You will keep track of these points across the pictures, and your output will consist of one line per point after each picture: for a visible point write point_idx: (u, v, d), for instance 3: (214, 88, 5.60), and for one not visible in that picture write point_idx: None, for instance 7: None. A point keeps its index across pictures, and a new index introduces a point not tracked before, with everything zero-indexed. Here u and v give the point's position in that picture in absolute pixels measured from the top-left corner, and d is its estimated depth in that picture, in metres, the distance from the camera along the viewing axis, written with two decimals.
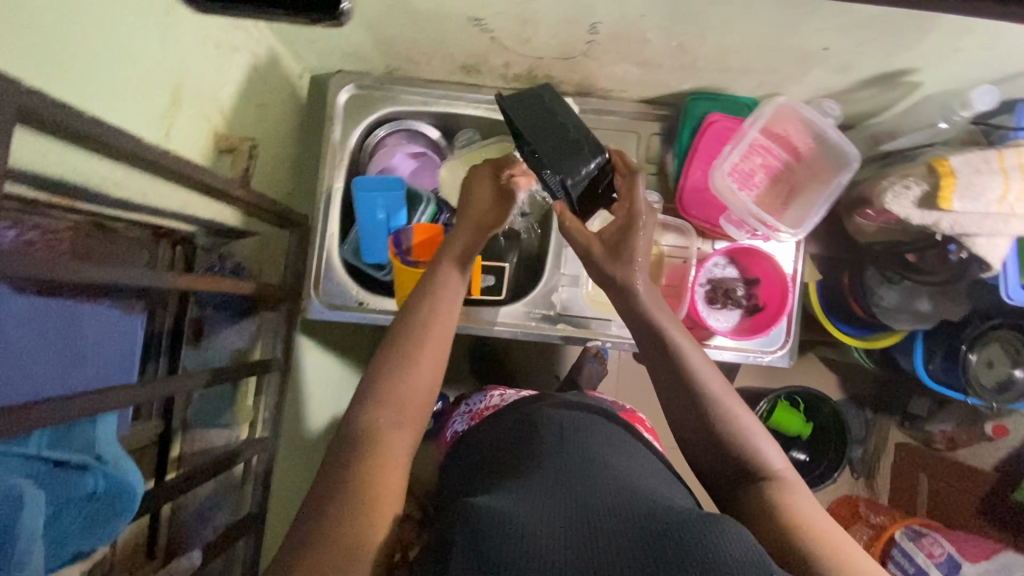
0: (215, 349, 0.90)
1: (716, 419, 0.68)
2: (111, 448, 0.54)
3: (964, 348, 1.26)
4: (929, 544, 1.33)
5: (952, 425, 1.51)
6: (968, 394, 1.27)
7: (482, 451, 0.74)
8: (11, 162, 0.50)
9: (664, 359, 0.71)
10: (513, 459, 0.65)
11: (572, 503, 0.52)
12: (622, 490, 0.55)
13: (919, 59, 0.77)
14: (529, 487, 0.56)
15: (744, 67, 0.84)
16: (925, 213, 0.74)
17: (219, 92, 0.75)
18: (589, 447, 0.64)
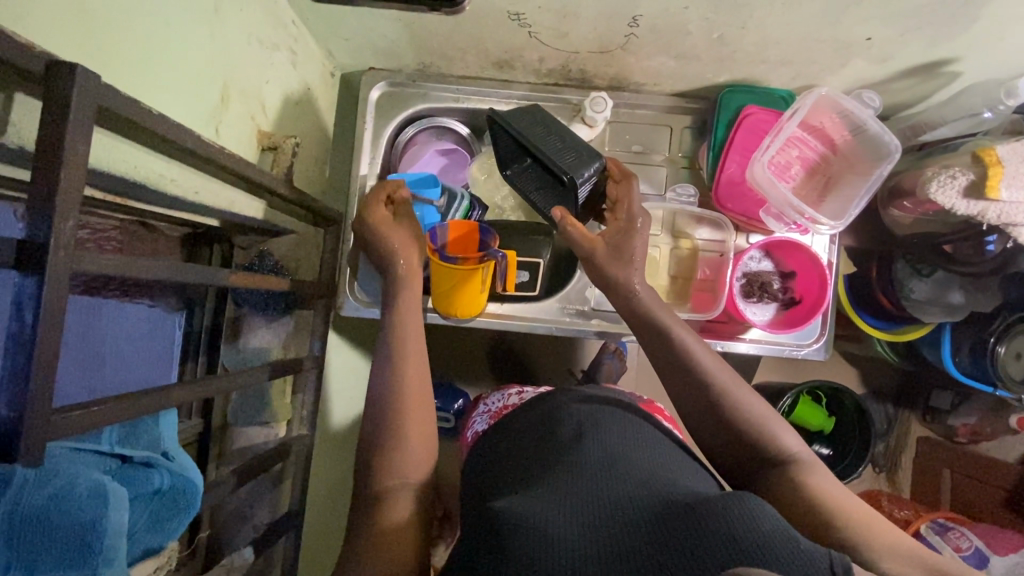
0: (252, 349, 0.90)
1: (726, 407, 0.67)
2: (174, 446, 0.54)
3: (993, 340, 1.25)
4: (956, 538, 1.32)
5: (975, 418, 1.48)
6: (997, 386, 1.26)
7: (502, 442, 0.74)
8: (91, 163, 0.50)
9: (670, 356, 0.71)
10: (534, 453, 0.65)
11: (591, 497, 0.52)
12: (640, 479, 0.55)
13: (963, 48, 0.76)
14: (547, 484, 0.56)
15: (783, 58, 0.83)
16: (971, 203, 0.74)
17: (262, 90, 0.75)
18: (608, 437, 0.63)
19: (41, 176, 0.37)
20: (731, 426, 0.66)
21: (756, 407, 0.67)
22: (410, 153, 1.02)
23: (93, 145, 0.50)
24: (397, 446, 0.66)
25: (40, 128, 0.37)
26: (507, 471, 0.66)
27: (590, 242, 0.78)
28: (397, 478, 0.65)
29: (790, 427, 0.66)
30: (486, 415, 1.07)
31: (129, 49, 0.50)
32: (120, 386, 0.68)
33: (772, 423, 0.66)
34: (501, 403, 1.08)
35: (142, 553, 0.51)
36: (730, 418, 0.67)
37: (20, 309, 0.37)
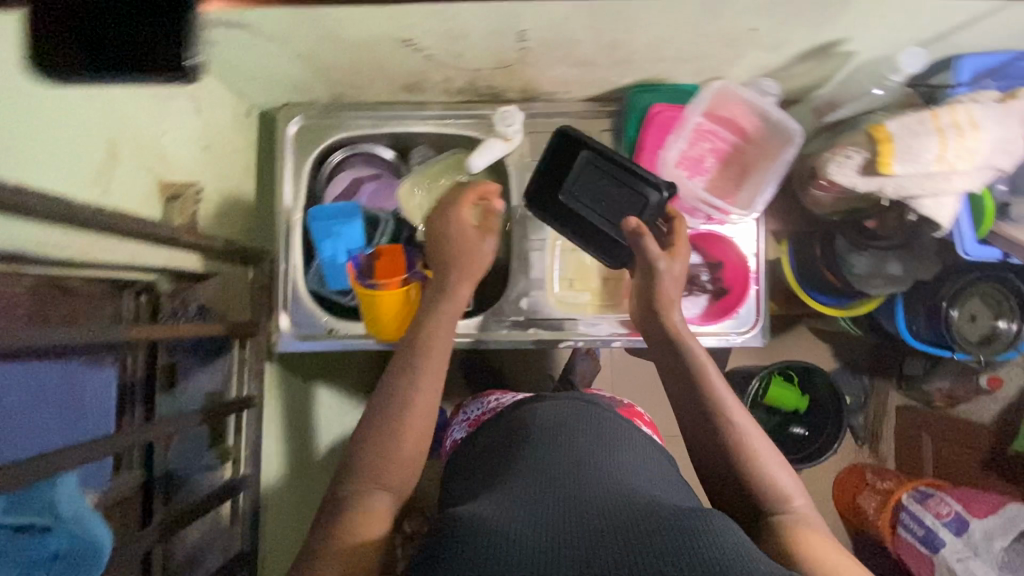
0: (188, 394, 0.91)
1: (734, 444, 0.70)
2: (74, 503, 0.54)
3: (947, 304, 1.27)
4: (936, 504, 1.32)
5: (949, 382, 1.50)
6: (956, 349, 1.30)
7: (479, 459, 0.77)
8: None
9: (688, 382, 0.75)
10: (507, 466, 0.69)
11: (566, 507, 0.57)
12: (616, 488, 0.61)
13: (846, 29, 0.77)
14: (524, 491, 0.61)
15: (679, 55, 0.84)
16: (869, 180, 0.75)
17: (161, 141, 0.75)
18: (583, 452, 0.68)
19: None
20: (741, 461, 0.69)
21: (763, 447, 0.70)
22: (335, 181, 1.03)
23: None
24: (383, 457, 0.65)
25: None
26: (485, 479, 0.70)
27: (660, 252, 0.78)
28: (377, 474, 0.65)
29: (790, 472, 0.69)
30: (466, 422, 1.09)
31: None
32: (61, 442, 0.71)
33: (776, 467, 0.68)
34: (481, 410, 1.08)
35: None
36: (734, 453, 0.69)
37: None
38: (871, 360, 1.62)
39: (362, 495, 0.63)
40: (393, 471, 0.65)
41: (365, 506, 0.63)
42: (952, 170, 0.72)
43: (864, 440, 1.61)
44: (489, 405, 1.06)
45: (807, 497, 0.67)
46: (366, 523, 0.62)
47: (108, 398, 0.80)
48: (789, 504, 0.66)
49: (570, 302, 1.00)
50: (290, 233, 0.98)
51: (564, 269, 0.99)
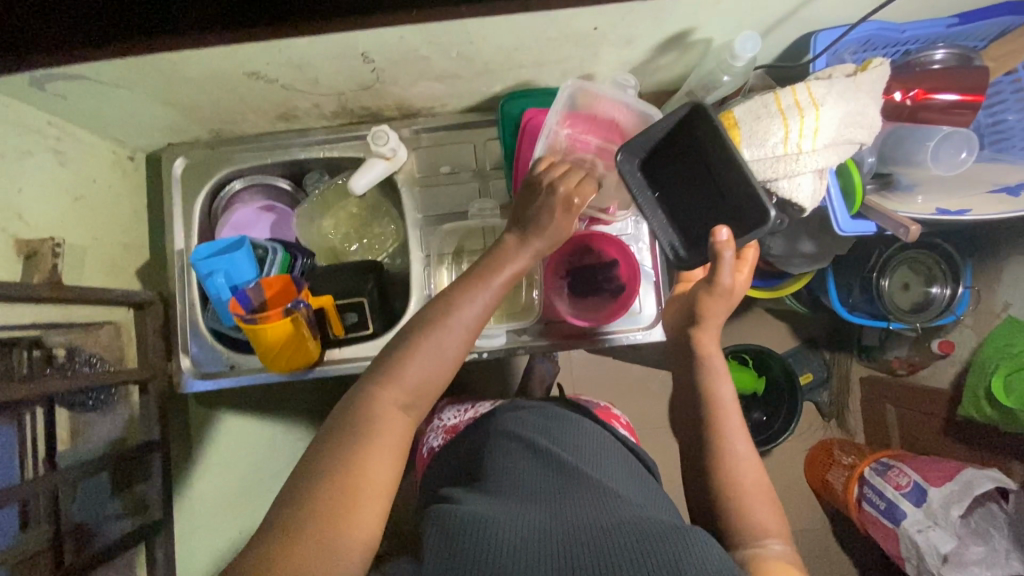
0: (90, 442, 0.91)
1: (723, 464, 0.72)
2: None
3: (876, 275, 1.28)
4: (896, 476, 1.29)
5: (906, 351, 1.47)
6: (891, 320, 1.29)
7: (469, 462, 0.85)
8: None
9: (694, 388, 0.79)
10: (497, 471, 0.76)
11: (562, 519, 0.64)
12: (606, 497, 0.68)
13: (690, 18, 0.77)
14: (526, 506, 0.68)
15: (536, 60, 0.84)
16: None
17: (16, 200, 0.75)
18: (568, 457, 0.76)
19: None
20: (727, 482, 0.71)
21: (749, 471, 0.72)
22: (232, 212, 1.04)
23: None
24: (414, 380, 0.65)
25: None
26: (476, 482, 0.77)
27: (733, 278, 0.72)
28: (402, 389, 0.64)
29: (769, 507, 0.70)
30: (442, 431, 1.07)
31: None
32: None
33: (759, 502, 0.70)
34: (459, 417, 1.07)
35: None
36: (721, 472, 0.72)
37: None
38: (827, 335, 1.61)
39: (380, 407, 0.63)
40: (417, 402, 0.65)
41: (382, 419, 0.62)
42: (799, 150, 0.71)
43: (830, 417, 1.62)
44: (469, 412, 1.05)
45: (786, 542, 0.67)
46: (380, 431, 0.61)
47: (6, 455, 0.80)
48: (763, 538, 0.67)
49: None
50: (184, 271, 0.98)
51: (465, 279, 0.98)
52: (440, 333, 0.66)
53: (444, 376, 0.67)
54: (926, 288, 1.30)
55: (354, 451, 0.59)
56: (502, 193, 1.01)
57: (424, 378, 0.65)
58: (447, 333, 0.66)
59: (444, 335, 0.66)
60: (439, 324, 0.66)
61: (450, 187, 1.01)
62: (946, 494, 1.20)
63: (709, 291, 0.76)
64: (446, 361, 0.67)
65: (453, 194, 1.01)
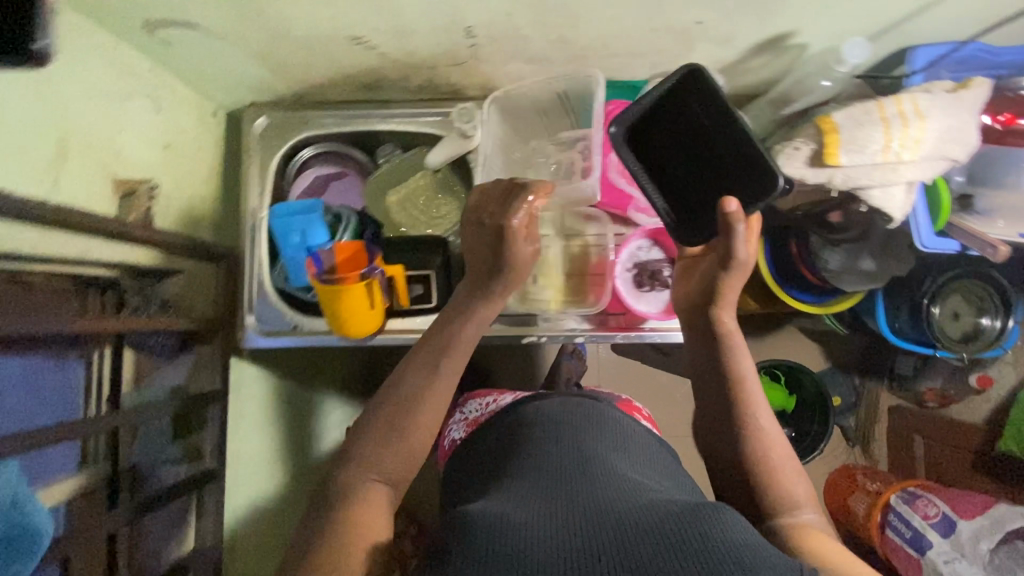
0: (152, 388, 0.91)
1: (752, 449, 0.70)
2: (25, 496, 0.58)
3: (927, 301, 1.26)
4: (924, 505, 1.27)
5: (940, 382, 1.44)
6: (938, 347, 1.27)
7: (486, 459, 0.80)
8: None
9: (707, 375, 0.76)
10: (512, 464, 0.72)
11: (574, 505, 0.58)
12: (623, 487, 0.63)
13: (793, 21, 0.77)
14: (541, 491, 0.62)
15: (630, 50, 0.85)
16: (817, 171, 0.74)
17: (117, 140, 0.77)
18: (584, 447, 0.71)
19: None
20: (756, 467, 0.69)
21: (777, 451, 0.70)
22: (303, 178, 1.05)
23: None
24: (398, 442, 0.66)
25: None
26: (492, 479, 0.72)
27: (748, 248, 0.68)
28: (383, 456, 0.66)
29: (803, 477, 0.69)
30: (464, 423, 1.01)
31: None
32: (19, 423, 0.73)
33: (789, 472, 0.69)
34: (480, 410, 1.00)
35: None
36: (749, 457, 0.70)
37: None
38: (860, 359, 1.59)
39: (364, 482, 0.64)
40: (401, 464, 0.67)
41: (366, 495, 0.63)
42: (898, 159, 0.72)
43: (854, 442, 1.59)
44: (491, 405, 0.98)
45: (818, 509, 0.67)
46: (360, 513, 0.62)
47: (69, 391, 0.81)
48: (797, 510, 0.66)
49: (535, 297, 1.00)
50: (255, 232, 1.00)
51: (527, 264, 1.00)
52: (426, 382, 0.70)
53: (430, 420, 0.69)
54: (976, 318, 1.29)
55: (342, 526, 0.60)
56: None
57: (406, 437, 0.67)
58: (434, 368, 0.70)
59: (431, 382, 0.70)
60: (428, 372, 0.70)
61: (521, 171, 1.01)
62: (977, 528, 1.19)
63: (723, 268, 0.71)
64: (428, 415, 0.68)
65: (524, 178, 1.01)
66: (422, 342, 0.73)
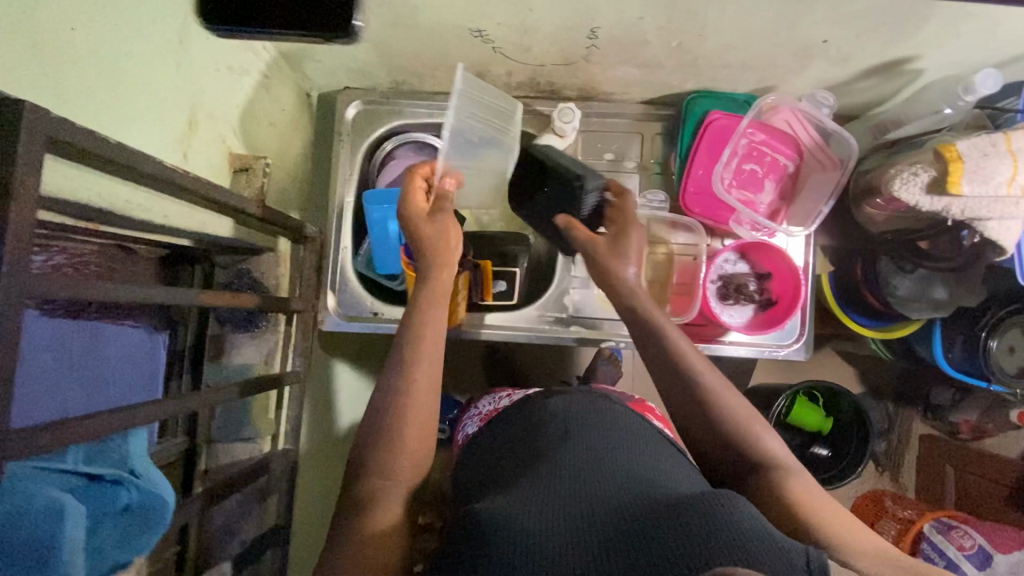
0: (235, 365, 0.92)
1: (726, 420, 0.67)
2: (143, 463, 0.56)
3: (985, 335, 1.18)
4: (959, 536, 1.21)
5: (975, 414, 1.39)
6: (991, 380, 1.19)
7: (489, 450, 0.73)
8: (47, 193, 0.49)
9: (667, 362, 0.71)
10: (513, 458, 0.65)
11: (577, 499, 0.53)
12: (623, 480, 0.56)
13: (919, 46, 0.77)
14: (538, 487, 0.56)
15: (744, 63, 0.85)
16: (935, 199, 0.75)
17: (233, 114, 0.77)
18: (588, 442, 0.63)
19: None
20: (730, 439, 0.66)
21: (746, 417, 0.66)
22: (387, 168, 1.02)
23: (42, 175, 0.48)
24: (394, 454, 0.64)
25: None
26: (496, 472, 0.65)
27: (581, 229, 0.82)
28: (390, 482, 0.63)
29: (772, 432, 0.66)
30: (478, 418, 1.00)
31: (101, 81, 0.54)
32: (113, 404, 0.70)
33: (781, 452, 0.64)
34: (494, 403, 0.99)
35: (113, 568, 0.53)
36: (723, 430, 0.66)
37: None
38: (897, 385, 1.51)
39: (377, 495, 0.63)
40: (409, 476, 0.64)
41: (386, 502, 0.62)
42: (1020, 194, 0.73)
43: (883, 466, 1.51)
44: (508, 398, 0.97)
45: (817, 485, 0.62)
46: (379, 524, 0.61)
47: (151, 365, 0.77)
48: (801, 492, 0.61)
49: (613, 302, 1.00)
50: (341, 217, 0.99)
51: None
52: (409, 382, 0.67)
53: (423, 423, 0.67)
54: None
55: (368, 544, 0.60)
56: (661, 190, 1.00)
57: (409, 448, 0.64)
58: (414, 372, 0.68)
59: (411, 382, 0.67)
60: (407, 373, 0.68)
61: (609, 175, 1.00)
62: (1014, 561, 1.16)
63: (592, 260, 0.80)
64: (418, 410, 0.66)
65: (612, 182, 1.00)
66: (395, 342, 0.72)
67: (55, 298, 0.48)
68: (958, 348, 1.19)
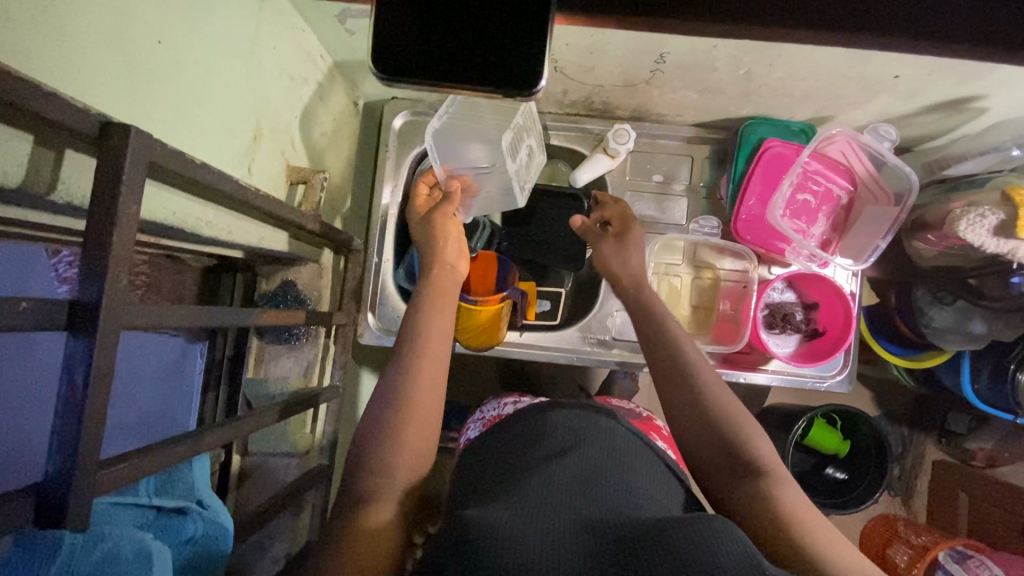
0: (274, 380, 0.89)
1: (711, 408, 0.62)
2: (207, 492, 0.55)
3: (1013, 366, 1.03)
4: (976, 567, 1.11)
5: (992, 442, 1.31)
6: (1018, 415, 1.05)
7: (481, 460, 0.64)
8: (141, 216, 0.49)
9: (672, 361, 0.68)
10: (508, 473, 0.57)
11: (566, 511, 0.47)
12: (613, 502, 0.49)
13: (989, 87, 0.76)
14: (530, 496, 0.49)
15: (808, 93, 0.84)
16: (1001, 242, 0.74)
17: (292, 126, 0.75)
18: (592, 457, 0.56)
19: (91, 239, 0.37)
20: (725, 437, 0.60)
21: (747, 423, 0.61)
22: None
23: (144, 201, 0.48)
24: (389, 459, 0.57)
25: (93, 192, 0.37)
26: (486, 486, 0.57)
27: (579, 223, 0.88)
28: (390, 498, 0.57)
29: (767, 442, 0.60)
30: (481, 423, 0.86)
31: (182, 97, 0.52)
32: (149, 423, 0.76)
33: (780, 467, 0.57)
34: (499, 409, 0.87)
35: None
36: (720, 431, 0.60)
37: (69, 371, 0.36)
38: (914, 410, 1.41)
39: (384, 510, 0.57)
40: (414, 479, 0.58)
41: (381, 500, 0.55)
42: None
43: (897, 492, 1.42)
44: (513, 405, 0.84)
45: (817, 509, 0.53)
46: (371, 523, 0.53)
47: (181, 381, 0.83)
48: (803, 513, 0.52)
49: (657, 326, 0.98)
50: (383, 230, 0.97)
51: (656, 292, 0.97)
52: (416, 376, 0.63)
53: (427, 418, 0.61)
54: None
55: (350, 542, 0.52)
56: (710, 214, 0.99)
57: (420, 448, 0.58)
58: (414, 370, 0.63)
59: (417, 377, 0.63)
60: (413, 368, 0.63)
61: (657, 197, 0.99)
62: None
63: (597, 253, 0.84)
64: (424, 409, 0.61)
65: (661, 203, 0.99)
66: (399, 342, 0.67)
67: (157, 325, 0.46)
68: (984, 375, 1.07)
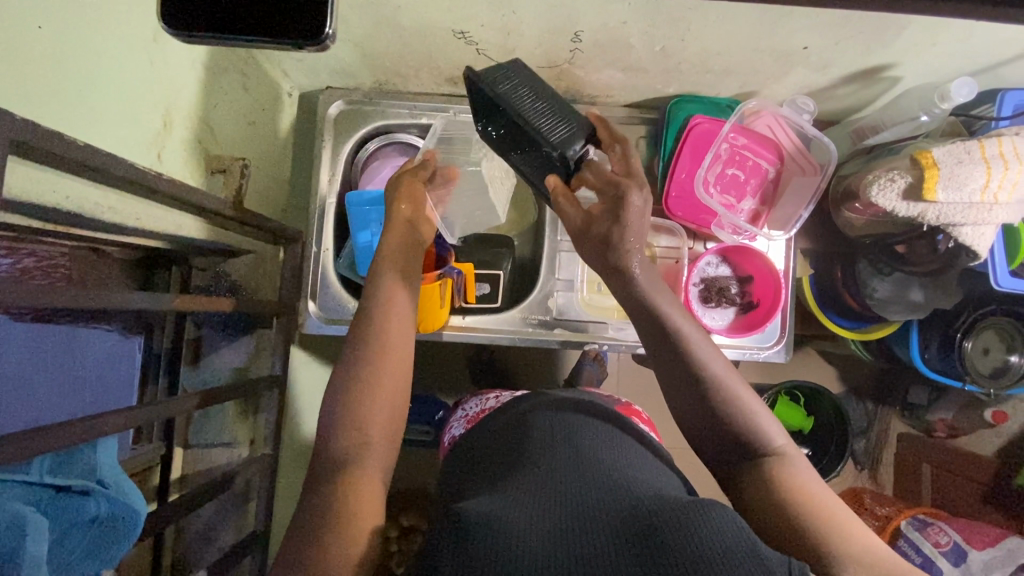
0: (214, 368, 0.93)
1: (709, 379, 0.63)
2: (110, 473, 0.61)
3: (959, 335, 1.04)
4: (935, 533, 1.10)
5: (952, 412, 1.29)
6: (965, 381, 1.04)
7: (478, 450, 0.64)
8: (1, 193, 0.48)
9: (673, 353, 0.65)
10: (503, 458, 0.57)
11: (553, 493, 0.48)
12: (608, 482, 0.50)
13: (897, 55, 0.78)
14: (520, 486, 0.49)
15: (726, 69, 0.85)
16: (911, 205, 0.77)
17: (210, 115, 0.76)
18: (581, 445, 0.56)
19: None
20: (710, 402, 0.62)
21: (751, 406, 0.62)
22: (370, 170, 0.98)
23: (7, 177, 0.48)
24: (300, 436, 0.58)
25: None
26: (484, 475, 0.57)
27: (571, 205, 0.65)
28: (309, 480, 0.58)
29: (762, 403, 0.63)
30: (464, 420, 0.85)
31: (83, 89, 0.54)
32: (87, 409, 0.73)
33: (758, 409, 0.62)
34: (480, 405, 0.85)
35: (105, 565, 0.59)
36: (709, 399, 0.62)
37: None
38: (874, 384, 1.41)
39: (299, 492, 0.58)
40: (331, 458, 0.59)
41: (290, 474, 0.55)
42: (995, 201, 0.75)
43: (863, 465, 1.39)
44: (494, 399, 0.84)
45: (786, 435, 0.62)
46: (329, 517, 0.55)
47: (130, 371, 0.81)
48: (771, 444, 0.61)
49: (597, 306, 1.00)
50: (321, 221, 0.94)
51: (592, 274, 0.99)
52: (382, 365, 0.61)
53: (380, 395, 0.61)
54: (1009, 355, 1.05)
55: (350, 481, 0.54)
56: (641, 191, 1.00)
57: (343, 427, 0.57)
58: (370, 358, 0.62)
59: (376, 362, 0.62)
60: (369, 356, 0.62)
61: None
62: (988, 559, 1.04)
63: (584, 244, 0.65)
64: (366, 391, 0.59)
65: None
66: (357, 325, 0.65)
67: (27, 305, 0.46)
68: (934, 345, 1.07)
